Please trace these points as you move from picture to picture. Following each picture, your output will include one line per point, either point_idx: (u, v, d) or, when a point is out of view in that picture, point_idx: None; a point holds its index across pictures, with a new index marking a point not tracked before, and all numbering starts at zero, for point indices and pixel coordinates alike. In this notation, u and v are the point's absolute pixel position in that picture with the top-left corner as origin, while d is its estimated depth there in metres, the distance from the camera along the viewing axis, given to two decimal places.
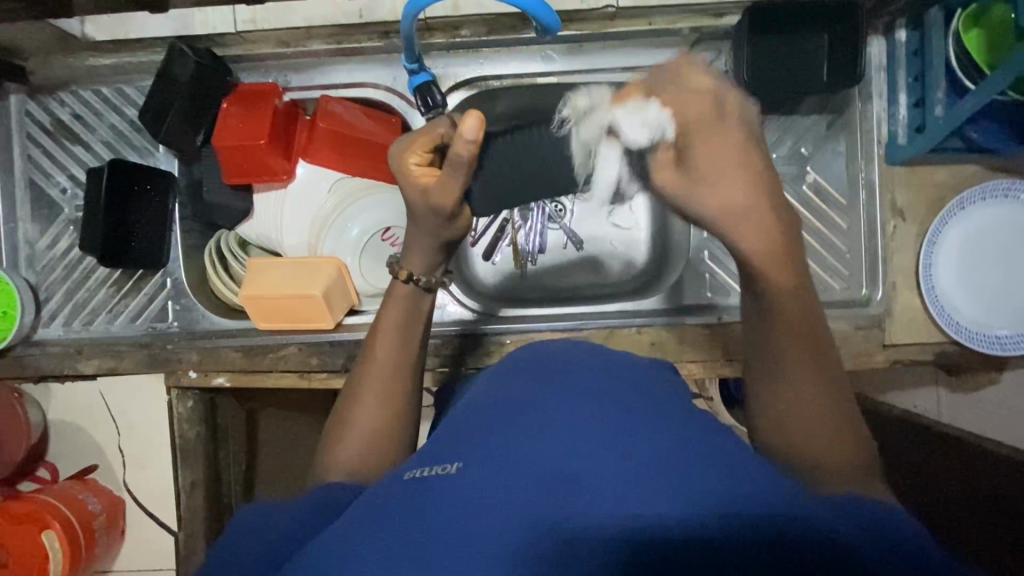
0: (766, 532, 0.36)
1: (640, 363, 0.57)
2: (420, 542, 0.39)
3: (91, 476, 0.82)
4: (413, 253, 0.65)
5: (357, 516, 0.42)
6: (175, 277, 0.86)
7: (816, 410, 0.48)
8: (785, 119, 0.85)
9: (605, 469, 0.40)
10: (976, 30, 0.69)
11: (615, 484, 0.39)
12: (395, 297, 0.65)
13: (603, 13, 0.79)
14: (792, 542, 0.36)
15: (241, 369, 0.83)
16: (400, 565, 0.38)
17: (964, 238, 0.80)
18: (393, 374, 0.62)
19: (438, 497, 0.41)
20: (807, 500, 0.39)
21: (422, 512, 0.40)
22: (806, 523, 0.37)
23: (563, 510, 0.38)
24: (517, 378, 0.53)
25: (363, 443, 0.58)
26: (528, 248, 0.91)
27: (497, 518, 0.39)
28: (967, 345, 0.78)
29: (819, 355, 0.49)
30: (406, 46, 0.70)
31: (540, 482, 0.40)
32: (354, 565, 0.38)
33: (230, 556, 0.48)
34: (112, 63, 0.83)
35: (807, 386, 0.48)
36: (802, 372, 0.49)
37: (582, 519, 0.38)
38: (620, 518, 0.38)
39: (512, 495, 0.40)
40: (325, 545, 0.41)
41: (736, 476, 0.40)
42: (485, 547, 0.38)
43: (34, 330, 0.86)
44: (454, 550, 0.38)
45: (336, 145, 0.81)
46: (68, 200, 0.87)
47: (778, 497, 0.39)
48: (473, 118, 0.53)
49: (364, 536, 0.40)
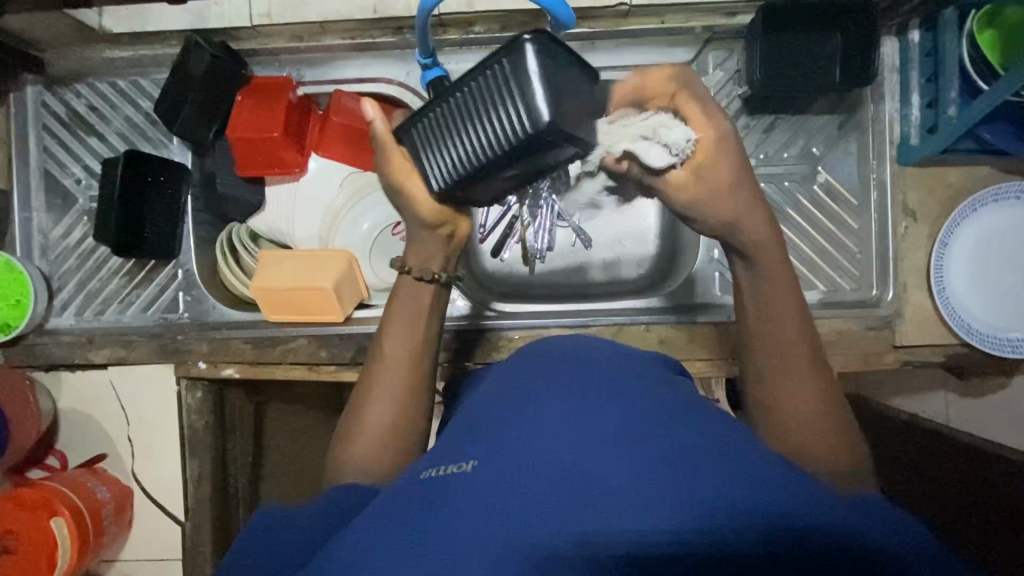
0: (787, 545, 0.36)
1: (649, 359, 0.56)
2: (436, 539, 0.38)
3: (100, 465, 0.82)
4: (417, 252, 0.63)
5: (372, 518, 0.42)
6: (186, 268, 0.86)
7: (804, 410, 0.51)
8: (797, 119, 0.85)
9: (621, 470, 0.40)
10: (991, 31, 0.70)
11: (635, 484, 0.39)
12: (405, 293, 0.63)
13: (616, 11, 0.80)
14: (817, 545, 0.36)
15: (250, 361, 0.84)
16: (417, 565, 0.37)
17: (974, 239, 0.79)
18: (405, 367, 0.61)
19: (455, 497, 0.40)
20: (831, 503, 0.39)
21: (438, 510, 0.40)
22: (830, 528, 0.37)
23: (583, 510, 0.38)
24: (534, 374, 0.53)
25: (377, 439, 0.58)
26: (537, 246, 0.89)
27: (511, 520, 0.38)
28: (979, 347, 0.78)
29: (799, 363, 0.53)
30: (421, 41, 0.70)
31: (559, 482, 0.40)
32: (366, 566, 0.38)
33: (242, 554, 0.49)
34: (129, 56, 0.84)
35: (792, 385, 0.52)
36: (788, 375, 0.52)
37: (601, 521, 0.37)
38: (636, 522, 0.37)
39: (529, 494, 0.39)
40: (342, 546, 0.41)
41: (756, 481, 0.39)
42: (506, 549, 0.37)
43: (47, 319, 0.87)
44: (467, 550, 0.37)
45: (350, 139, 0.82)
46: (83, 190, 0.87)
47: (798, 500, 0.38)
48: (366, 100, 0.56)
49: (381, 536, 0.40)
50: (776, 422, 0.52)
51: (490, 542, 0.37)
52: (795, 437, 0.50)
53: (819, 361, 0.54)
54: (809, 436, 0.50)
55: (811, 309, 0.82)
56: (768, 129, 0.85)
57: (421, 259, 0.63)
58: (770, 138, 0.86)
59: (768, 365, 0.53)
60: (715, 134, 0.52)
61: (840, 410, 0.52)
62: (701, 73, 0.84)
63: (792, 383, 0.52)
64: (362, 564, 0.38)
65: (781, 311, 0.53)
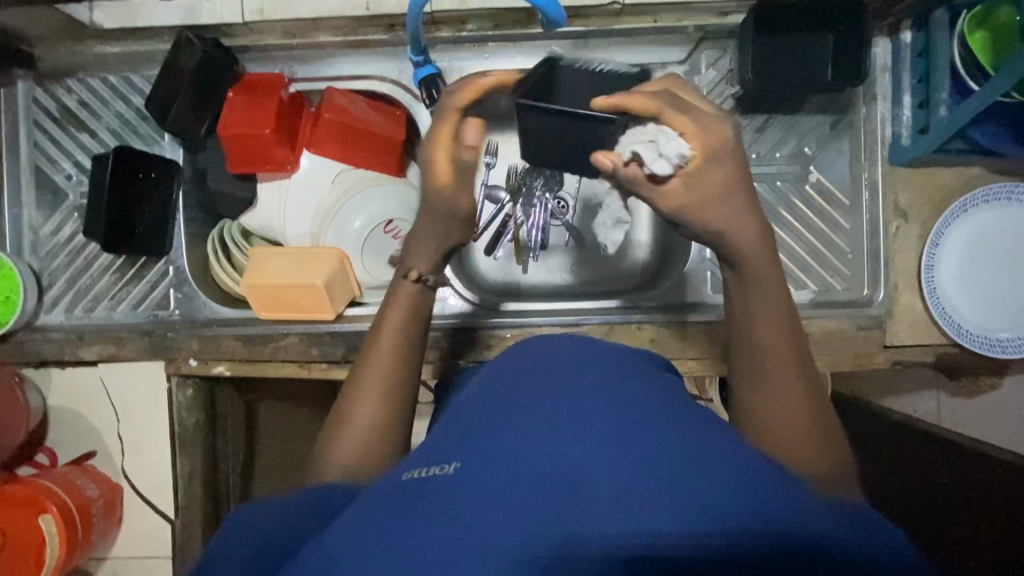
0: (767, 550, 0.36)
1: (635, 357, 0.56)
2: (418, 539, 0.38)
3: (89, 462, 0.82)
4: (418, 253, 0.66)
5: (353, 520, 0.41)
6: (177, 265, 0.86)
7: (787, 412, 0.51)
8: (789, 119, 0.85)
9: (605, 472, 0.39)
10: (982, 32, 0.70)
11: (617, 485, 0.39)
12: (401, 294, 0.65)
13: (609, 10, 0.79)
14: (797, 551, 0.36)
15: (241, 359, 0.84)
16: (397, 567, 0.37)
17: (964, 240, 0.80)
18: (393, 368, 0.61)
19: (437, 498, 0.40)
20: (812, 507, 0.39)
21: (421, 510, 0.40)
22: (809, 534, 0.37)
23: (565, 513, 0.38)
24: (517, 375, 0.53)
25: (363, 439, 0.58)
26: (530, 244, 0.90)
27: (493, 523, 0.38)
28: (970, 348, 0.78)
29: (784, 365, 0.52)
30: (412, 40, 0.71)
31: (540, 484, 0.39)
32: (347, 566, 0.38)
33: (228, 551, 0.48)
34: (120, 52, 0.84)
35: (774, 386, 0.52)
36: (777, 377, 0.52)
37: (582, 524, 0.37)
38: (619, 526, 0.37)
39: (512, 496, 0.39)
40: (323, 548, 0.40)
41: (739, 484, 0.39)
42: (486, 552, 0.37)
43: (36, 316, 0.86)
44: (449, 551, 0.37)
45: (342, 137, 0.81)
46: (74, 186, 0.87)
47: (780, 506, 0.38)
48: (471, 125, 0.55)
49: (361, 538, 0.39)
50: (766, 426, 0.51)
51: (473, 543, 0.37)
52: (783, 440, 0.50)
53: (806, 363, 0.53)
54: (796, 440, 0.50)
55: (802, 309, 0.82)
56: (760, 129, 0.86)
57: (426, 258, 0.65)
58: (762, 138, 0.86)
59: (759, 369, 0.53)
60: (711, 143, 0.53)
61: (825, 412, 0.52)
62: (693, 72, 0.84)
63: (777, 388, 0.52)
64: (342, 565, 0.38)
65: (763, 313, 0.53)
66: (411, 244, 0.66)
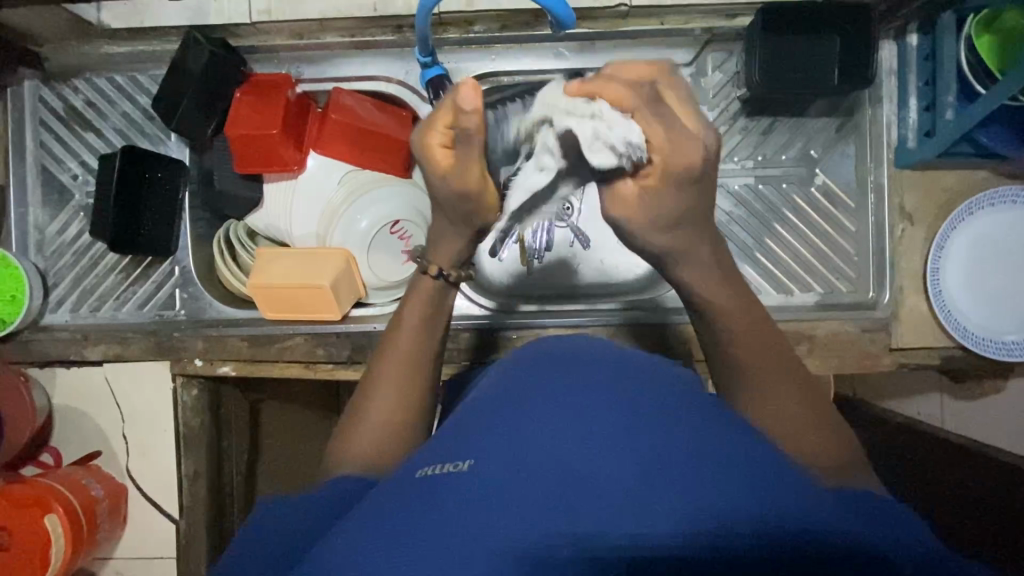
0: (782, 545, 0.36)
1: (646, 359, 0.56)
2: (435, 538, 0.38)
3: (94, 462, 0.82)
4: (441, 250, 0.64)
5: (365, 515, 0.41)
6: (183, 265, 0.86)
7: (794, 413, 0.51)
8: (796, 121, 0.85)
9: (619, 470, 0.40)
10: (989, 35, 0.70)
11: (631, 483, 0.39)
12: (419, 292, 0.64)
13: (616, 12, 0.80)
14: (810, 546, 0.36)
15: (247, 359, 0.84)
16: (411, 563, 0.37)
17: (974, 244, 0.80)
18: (411, 365, 0.61)
19: (450, 495, 0.40)
20: (824, 502, 0.39)
21: (434, 512, 0.39)
22: (823, 528, 0.37)
23: (581, 508, 0.38)
24: (528, 375, 0.52)
25: (379, 440, 0.57)
26: (535, 245, 0.90)
27: (509, 519, 0.38)
28: (979, 351, 0.78)
29: (775, 361, 0.54)
30: (422, 41, 0.71)
31: (555, 480, 0.40)
32: (362, 565, 0.37)
33: (238, 554, 0.48)
34: (127, 51, 0.83)
35: (776, 386, 0.53)
36: (778, 385, 0.53)
37: (598, 519, 0.37)
38: (634, 522, 0.37)
39: (527, 491, 0.39)
40: (333, 545, 0.40)
41: (749, 477, 0.39)
42: (501, 547, 0.37)
43: (42, 315, 0.86)
44: (466, 549, 0.37)
45: (347, 137, 0.81)
46: (80, 185, 0.87)
47: (797, 503, 0.38)
48: (468, 88, 0.46)
49: (373, 534, 0.39)
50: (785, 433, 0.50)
51: (489, 541, 0.37)
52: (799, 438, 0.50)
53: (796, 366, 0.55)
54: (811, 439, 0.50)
55: (808, 311, 0.82)
56: (766, 131, 0.86)
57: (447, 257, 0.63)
58: (769, 140, 0.86)
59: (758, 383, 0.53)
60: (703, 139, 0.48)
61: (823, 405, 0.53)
62: (700, 74, 0.84)
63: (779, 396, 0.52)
64: (359, 563, 0.38)
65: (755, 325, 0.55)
66: (436, 238, 0.64)
